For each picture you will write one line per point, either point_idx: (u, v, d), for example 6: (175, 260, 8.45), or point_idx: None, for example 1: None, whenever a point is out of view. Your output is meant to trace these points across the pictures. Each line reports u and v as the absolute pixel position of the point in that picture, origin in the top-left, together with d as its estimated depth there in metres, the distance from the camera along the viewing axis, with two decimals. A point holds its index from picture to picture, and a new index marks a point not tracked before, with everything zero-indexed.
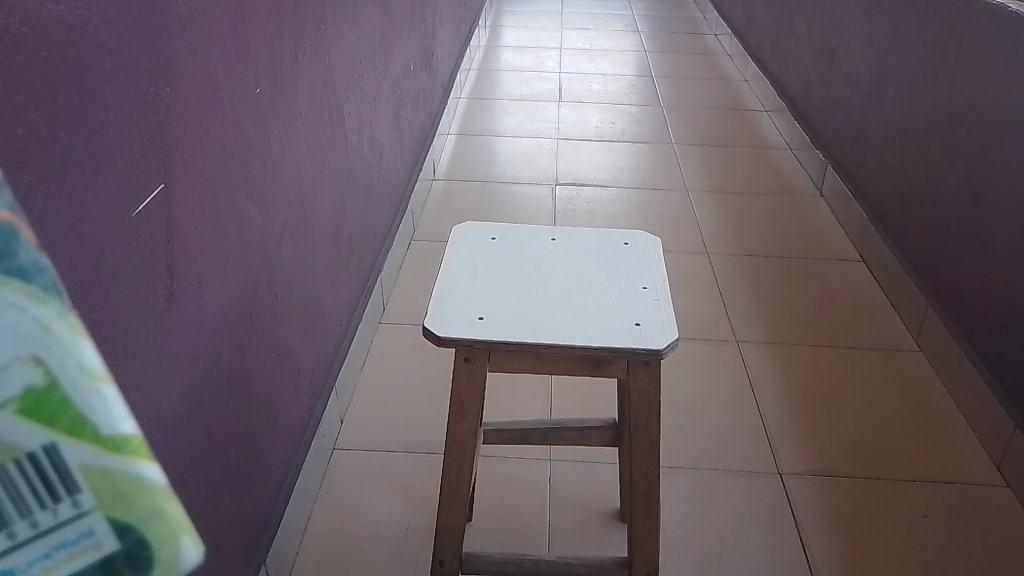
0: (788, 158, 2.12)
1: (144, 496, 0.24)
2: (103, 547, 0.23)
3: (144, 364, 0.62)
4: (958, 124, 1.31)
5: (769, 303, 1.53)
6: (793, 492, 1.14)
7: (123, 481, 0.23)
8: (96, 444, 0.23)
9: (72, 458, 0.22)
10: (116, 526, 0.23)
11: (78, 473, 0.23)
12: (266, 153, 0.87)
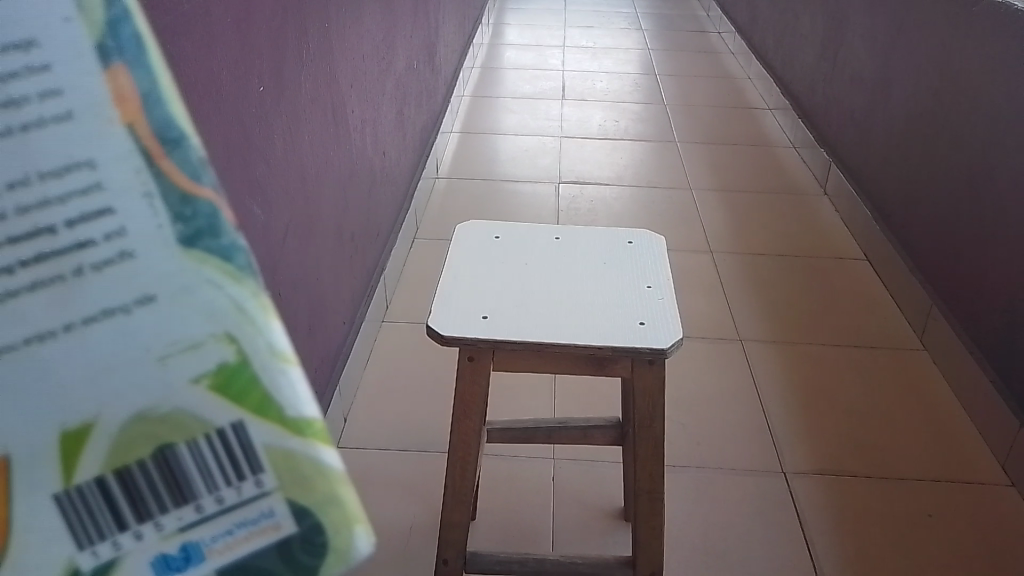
0: (791, 156, 2.12)
1: (325, 483, 0.21)
2: (283, 529, 0.21)
3: None
4: (963, 122, 1.31)
5: (773, 302, 1.53)
6: (797, 492, 1.14)
7: (303, 464, 0.21)
8: (279, 423, 0.21)
9: (256, 435, 0.21)
10: (295, 509, 0.21)
11: (260, 451, 0.21)
12: (269, 152, 0.87)
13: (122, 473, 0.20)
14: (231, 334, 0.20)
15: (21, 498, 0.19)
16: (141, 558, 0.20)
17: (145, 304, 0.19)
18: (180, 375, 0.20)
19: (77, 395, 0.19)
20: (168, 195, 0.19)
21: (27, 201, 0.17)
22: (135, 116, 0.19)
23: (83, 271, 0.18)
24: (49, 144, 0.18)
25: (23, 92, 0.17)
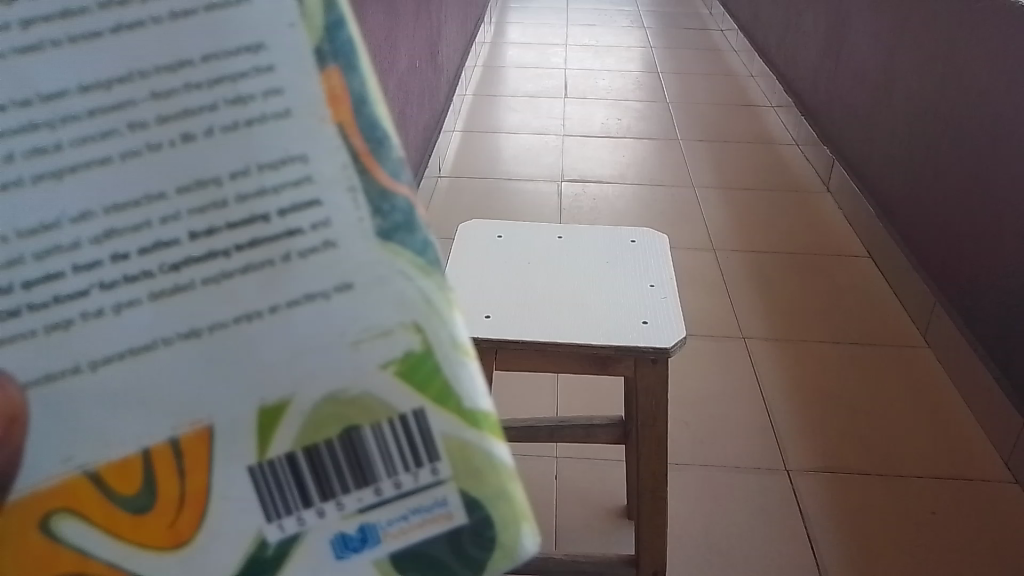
0: (794, 154, 2.12)
1: (495, 477, 0.23)
2: (454, 520, 0.23)
3: None
4: (966, 120, 1.30)
5: (776, 299, 1.53)
6: (800, 489, 1.14)
7: (476, 456, 0.23)
8: (457, 415, 0.23)
9: (436, 425, 0.22)
10: (467, 501, 0.23)
11: (440, 441, 0.23)
12: None
13: (315, 450, 0.22)
14: (419, 325, 0.22)
15: (223, 465, 0.22)
16: (325, 530, 0.23)
17: (342, 292, 0.21)
18: (372, 360, 0.22)
19: (285, 372, 0.21)
20: (369, 194, 0.21)
21: (251, 192, 0.20)
22: (352, 135, 0.21)
23: (290, 257, 0.21)
24: (274, 144, 0.20)
25: (250, 91, 0.20)
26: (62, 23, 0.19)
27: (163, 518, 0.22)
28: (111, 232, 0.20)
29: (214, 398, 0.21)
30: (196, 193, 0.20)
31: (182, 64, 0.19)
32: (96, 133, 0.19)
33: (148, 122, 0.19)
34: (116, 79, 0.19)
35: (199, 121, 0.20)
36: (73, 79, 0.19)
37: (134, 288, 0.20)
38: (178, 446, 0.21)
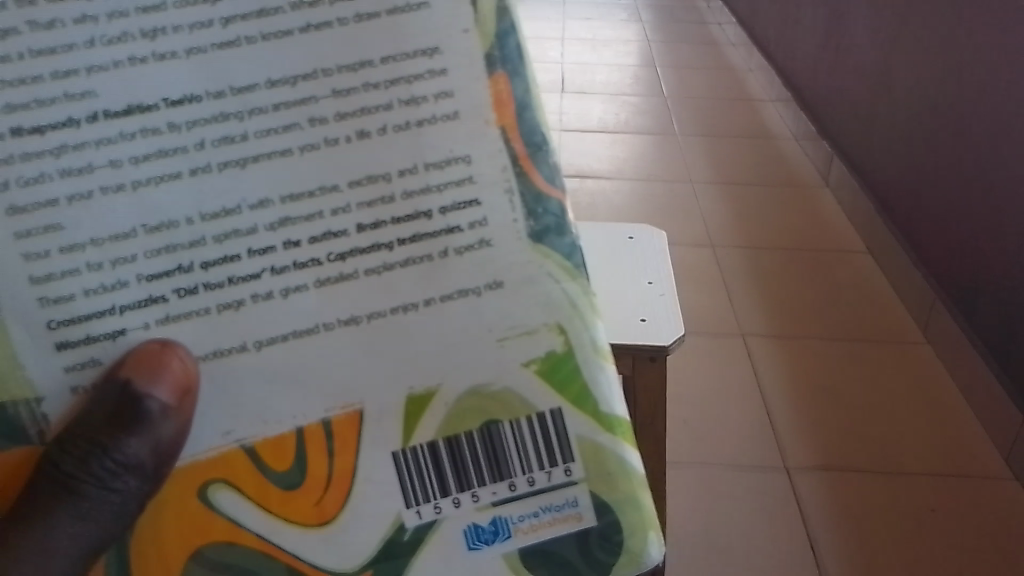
0: (793, 149, 2.10)
1: (624, 481, 0.37)
2: (584, 521, 0.37)
3: None
4: (965, 116, 1.29)
5: (775, 296, 1.52)
6: (800, 487, 1.14)
7: (608, 458, 0.37)
8: (592, 423, 0.36)
9: (573, 427, 0.36)
10: (596, 501, 0.37)
11: (577, 442, 0.36)
12: None
13: (456, 442, 0.36)
14: (561, 328, 0.36)
15: (367, 447, 0.36)
16: (461, 519, 0.37)
17: (491, 288, 0.35)
18: (516, 358, 0.36)
19: (440, 370, 0.35)
20: (526, 193, 0.35)
21: (417, 190, 0.34)
22: (513, 135, 0.34)
23: (447, 253, 0.35)
24: (447, 148, 0.34)
25: (423, 94, 0.33)
26: (258, 20, 0.32)
27: (303, 493, 0.36)
28: (286, 221, 0.34)
29: (372, 391, 0.35)
30: (367, 184, 0.34)
31: (363, 66, 0.33)
32: (278, 125, 0.33)
33: (322, 112, 0.33)
34: (301, 78, 0.32)
35: (375, 118, 0.33)
36: (265, 78, 0.32)
37: (299, 273, 0.34)
38: (329, 427, 0.35)
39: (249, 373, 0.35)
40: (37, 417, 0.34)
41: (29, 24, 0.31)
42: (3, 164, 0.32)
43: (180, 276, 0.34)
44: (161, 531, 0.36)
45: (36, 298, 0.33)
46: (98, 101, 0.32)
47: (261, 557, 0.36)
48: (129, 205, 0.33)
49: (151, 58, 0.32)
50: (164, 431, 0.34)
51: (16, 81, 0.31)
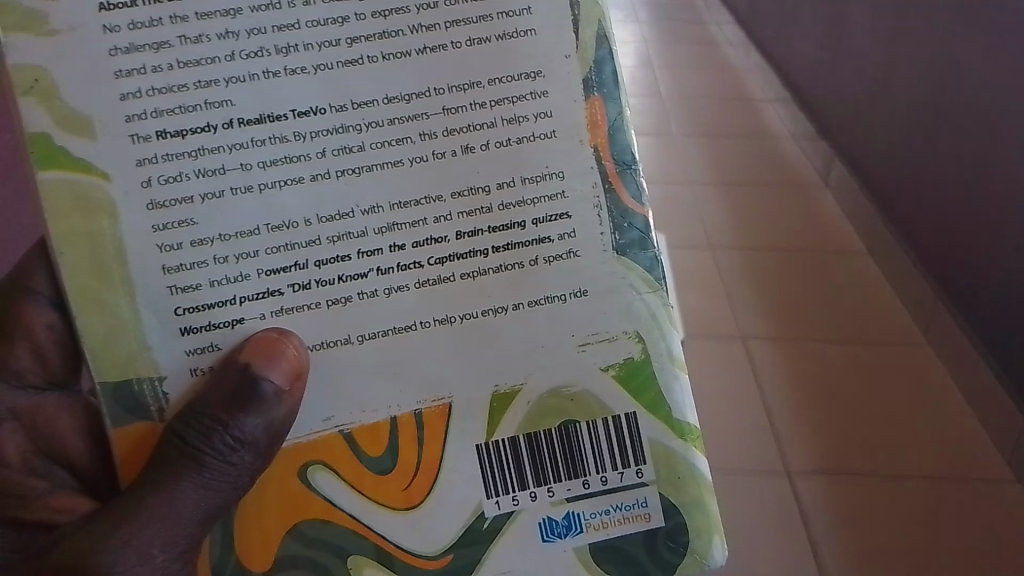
0: (792, 149, 2.08)
1: (692, 485, 0.48)
2: (651, 521, 0.48)
3: None
4: (965, 114, 1.28)
5: (776, 299, 1.50)
6: (802, 494, 1.12)
7: (678, 464, 0.48)
8: (666, 429, 0.47)
9: (649, 430, 0.47)
10: (662, 501, 0.48)
11: (652, 443, 0.47)
12: None
13: (535, 437, 0.46)
14: (639, 339, 0.47)
15: (455, 434, 0.46)
16: (538, 511, 0.47)
17: (579, 294, 0.46)
18: (596, 364, 0.47)
19: (526, 373, 0.46)
20: (613, 207, 0.46)
21: (512, 204, 0.45)
22: (612, 168, 0.46)
23: (540, 260, 0.46)
24: (540, 164, 0.45)
25: (524, 115, 0.44)
26: (382, 43, 0.42)
27: (391, 480, 0.46)
28: (393, 225, 0.44)
29: (458, 388, 0.46)
30: (467, 198, 0.44)
31: (473, 89, 0.43)
32: (395, 135, 0.43)
33: (432, 129, 0.43)
34: (417, 96, 0.43)
35: (482, 134, 0.44)
36: (383, 95, 0.42)
37: (401, 275, 0.44)
38: (423, 416, 0.45)
39: (350, 368, 0.44)
40: (157, 396, 0.43)
41: (179, 38, 0.40)
42: (149, 161, 0.41)
43: (293, 269, 0.43)
44: (266, 503, 0.45)
45: (168, 285, 0.42)
46: (231, 109, 0.41)
47: (351, 534, 0.46)
48: (252, 205, 0.42)
49: (283, 73, 0.42)
50: (276, 413, 0.43)
51: (166, 88, 0.41)
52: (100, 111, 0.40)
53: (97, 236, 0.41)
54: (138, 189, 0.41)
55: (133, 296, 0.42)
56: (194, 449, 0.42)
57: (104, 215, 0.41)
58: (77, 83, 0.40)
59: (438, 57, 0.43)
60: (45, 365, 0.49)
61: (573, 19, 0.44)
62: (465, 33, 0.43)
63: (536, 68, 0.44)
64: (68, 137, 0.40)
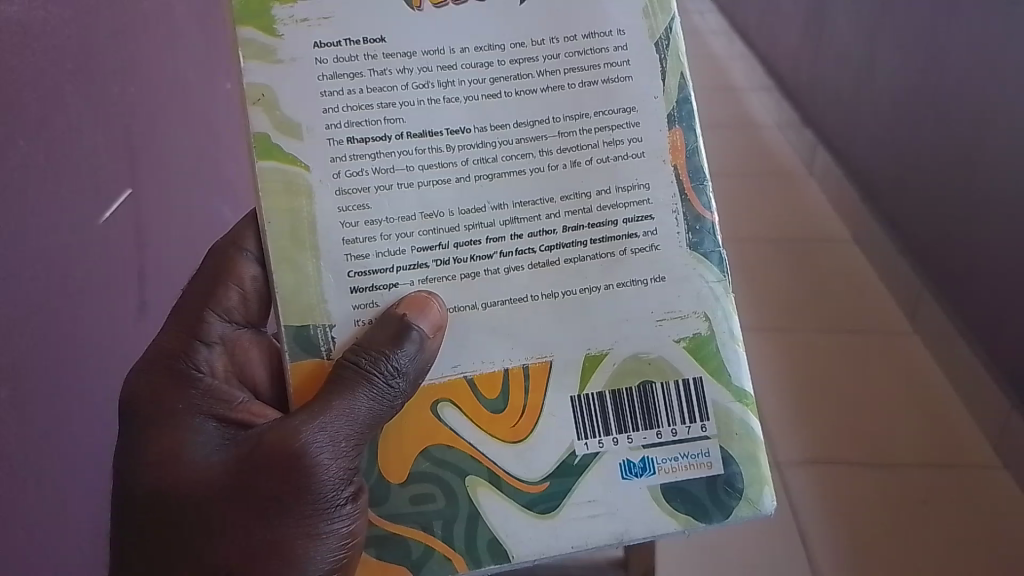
0: (777, 137, 2.09)
1: (747, 442, 0.52)
2: (713, 469, 0.52)
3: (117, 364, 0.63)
4: (948, 105, 1.29)
5: (764, 288, 1.51)
6: (791, 481, 1.13)
7: (736, 422, 0.52)
8: (728, 392, 0.52)
9: (712, 393, 0.52)
10: (724, 456, 0.52)
11: (715, 404, 0.52)
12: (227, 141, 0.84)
13: (618, 394, 0.51)
14: (707, 318, 0.52)
15: (555, 384, 0.51)
16: (619, 454, 0.51)
17: (657, 280, 0.51)
18: (672, 338, 0.52)
19: (612, 339, 0.51)
20: (690, 218, 0.52)
21: (608, 206, 0.51)
22: (688, 185, 0.52)
23: (628, 252, 0.51)
24: (631, 176, 0.51)
25: (620, 137, 0.51)
26: (515, 82, 0.50)
27: (504, 418, 0.51)
28: (516, 219, 0.49)
29: (561, 349, 0.51)
30: (571, 201, 0.50)
31: (583, 116, 0.50)
32: (519, 152, 0.49)
33: (549, 145, 0.50)
34: (539, 122, 0.50)
35: (587, 152, 0.50)
36: (514, 120, 0.49)
37: (519, 257, 0.50)
38: (527, 368, 0.51)
39: (479, 329, 0.50)
40: (327, 338, 0.49)
41: (371, 71, 0.48)
42: (340, 158, 0.48)
43: (439, 250, 0.49)
44: (401, 431, 0.50)
45: (345, 252, 0.49)
46: (403, 125, 0.49)
47: (476, 464, 0.50)
48: (411, 197, 0.49)
49: (441, 100, 0.49)
50: (426, 345, 0.48)
51: (356, 106, 0.48)
52: (308, 120, 0.48)
53: (297, 214, 0.48)
54: (330, 178, 0.48)
55: (318, 258, 0.48)
56: (357, 371, 0.48)
57: (301, 196, 0.48)
58: (300, 99, 0.48)
59: (560, 95, 0.50)
60: (245, 309, 0.55)
61: (662, 71, 0.51)
62: (578, 78, 0.50)
63: (630, 105, 0.51)
64: (283, 136, 0.48)
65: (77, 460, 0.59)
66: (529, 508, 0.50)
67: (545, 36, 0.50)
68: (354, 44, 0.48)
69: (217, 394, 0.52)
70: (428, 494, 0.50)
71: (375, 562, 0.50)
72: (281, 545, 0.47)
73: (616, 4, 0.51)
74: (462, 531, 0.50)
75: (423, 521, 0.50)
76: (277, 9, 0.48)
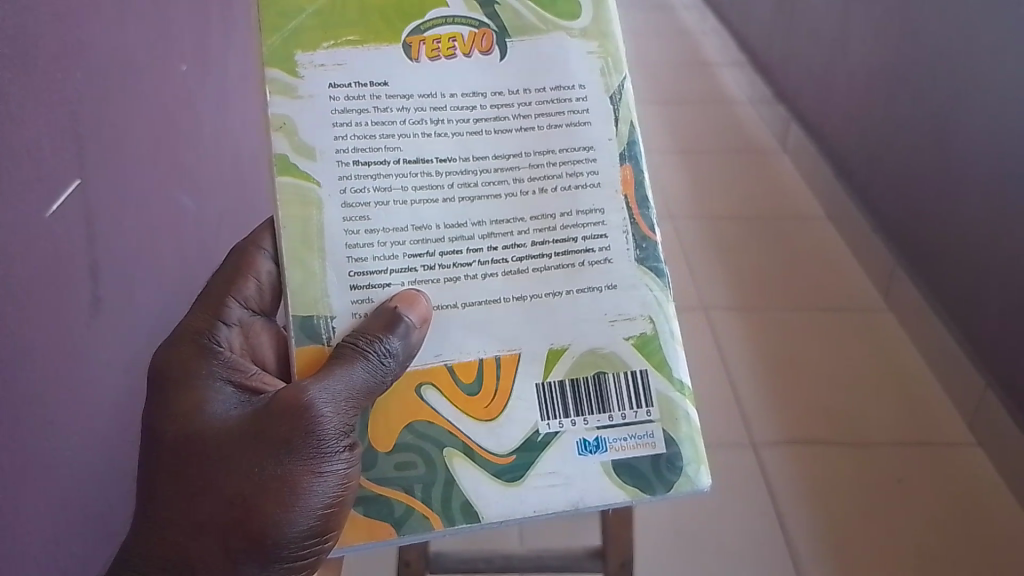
0: (750, 114, 2.07)
1: (686, 426, 0.46)
2: (657, 448, 0.46)
3: (72, 365, 0.59)
4: (925, 80, 1.28)
5: (737, 267, 1.50)
6: (766, 462, 1.12)
7: (677, 408, 0.46)
8: (668, 380, 0.46)
9: (657, 382, 0.46)
10: (667, 437, 0.46)
11: (658, 392, 0.46)
12: (183, 125, 0.80)
13: (577, 382, 0.46)
14: (651, 319, 0.47)
15: (521, 376, 0.45)
16: (575, 433, 0.45)
17: (610, 289, 0.46)
18: (622, 336, 0.46)
19: (571, 335, 0.46)
20: (636, 237, 0.47)
21: (570, 224, 0.46)
22: (634, 207, 0.47)
23: (586, 264, 0.46)
24: (587, 201, 0.46)
25: (582, 169, 0.47)
26: (491, 121, 0.46)
27: (472, 400, 0.45)
28: (492, 234, 0.45)
29: (527, 339, 0.46)
30: (539, 220, 0.46)
31: (549, 151, 0.46)
32: (497, 178, 0.45)
33: (520, 173, 0.46)
34: (514, 155, 0.46)
35: (552, 182, 0.46)
36: (492, 152, 0.45)
37: (492, 265, 0.45)
38: (498, 359, 0.45)
39: (464, 324, 0.45)
40: (329, 328, 0.45)
41: (375, 108, 0.45)
42: (349, 176, 0.44)
43: (425, 259, 0.45)
44: (387, 412, 0.45)
45: (346, 255, 0.44)
46: (399, 153, 0.44)
47: (450, 436, 0.45)
48: (404, 213, 0.44)
49: (429, 134, 0.45)
50: (413, 337, 0.43)
51: (364, 137, 0.44)
52: (320, 142, 0.44)
53: (308, 226, 0.44)
54: (337, 191, 0.44)
55: (324, 257, 0.44)
56: (352, 347, 0.43)
57: (309, 206, 0.44)
58: (316, 121, 0.44)
59: (531, 137, 0.46)
60: (261, 298, 0.52)
61: (613, 119, 0.47)
62: (545, 121, 0.46)
63: (589, 143, 0.47)
64: (303, 159, 0.44)
65: (41, 469, 0.56)
66: (496, 477, 0.45)
67: (517, 87, 0.46)
68: (362, 86, 0.45)
69: (233, 364, 0.48)
70: (409, 461, 0.45)
71: (361, 519, 0.45)
72: (284, 489, 0.43)
73: (574, 60, 0.47)
74: (439, 496, 0.44)
75: (405, 483, 0.44)
76: (300, 55, 0.44)
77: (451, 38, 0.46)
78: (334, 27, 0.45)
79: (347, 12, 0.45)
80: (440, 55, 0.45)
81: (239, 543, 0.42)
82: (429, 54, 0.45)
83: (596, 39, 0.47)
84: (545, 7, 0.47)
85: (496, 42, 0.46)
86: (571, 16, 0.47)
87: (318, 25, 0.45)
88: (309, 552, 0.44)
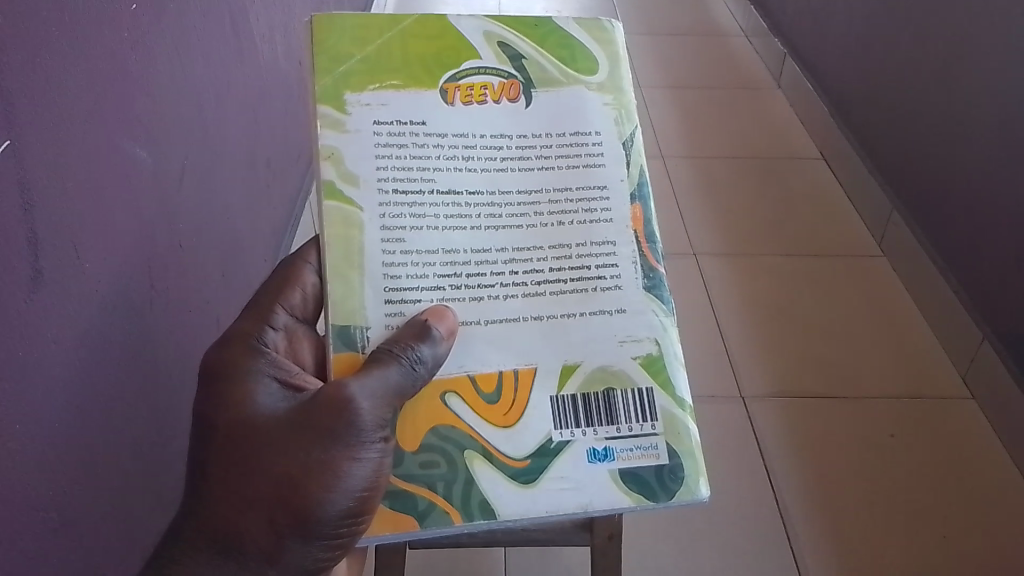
0: (744, 46, 1.99)
1: (683, 441, 0.41)
2: (660, 459, 0.41)
3: (10, 346, 0.54)
4: (933, 15, 1.21)
5: (728, 210, 1.45)
6: (756, 416, 1.09)
7: (679, 424, 0.42)
8: (670, 397, 0.42)
9: (660, 399, 0.42)
10: (670, 450, 0.41)
11: (660, 408, 0.42)
12: (134, 69, 0.73)
13: (588, 400, 0.41)
14: (657, 340, 0.43)
15: (538, 389, 0.41)
16: (584, 442, 0.41)
17: (619, 312, 0.42)
18: (629, 354, 0.42)
19: (583, 352, 0.42)
20: (643, 267, 0.43)
21: (585, 254, 0.43)
22: (642, 240, 0.43)
23: (598, 289, 0.43)
24: (600, 233, 0.43)
25: (596, 206, 0.44)
26: (514, 159, 0.43)
27: (495, 408, 0.41)
28: (513, 262, 0.42)
29: (545, 354, 0.41)
30: (557, 248, 0.42)
31: (567, 188, 0.43)
32: (518, 212, 0.43)
33: (540, 207, 0.43)
34: (535, 190, 0.43)
35: (568, 216, 0.43)
36: (515, 187, 0.43)
37: (513, 288, 0.42)
38: (516, 372, 0.41)
39: (491, 339, 0.41)
40: (364, 338, 0.41)
41: (414, 143, 0.42)
42: (388, 205, 0.41)
43: (453, 279, 0.41)
44: (412, 416, 0.41)
45: (383, 271, 0.41)
46: (434, 185, 0.42)
47: (470, 438, 0.40)
48: (434, 237, 0.41)
49: (453, 168, 0.42)
50: (440, 348, 0.39)
51: (400, 168, 0.42)
52: (363, 171, 0.41)
53: (350, 246, 0.40)
54: (377, 214, 0.41)
55: (364, 274, 0.40)
56: (381, 352, 0.40)
57: (352, 227, 0.41)
58: (363, 150, 0.42)
59: (553, 175, 0.43)
60: (306, 307, 0.48)
61: (625, 163, 0.44)
62: (564, 161, 0.44)
63: (602, 183, 0.44)
64: (349, 186, 0.41)
65: None
66: (511, 479, 0.40)
67: (533, 130, 0.44)
68: (403, 124, 0.43)
69: (280, 363, 0.44)
70: (433, 459, 0.40)
71: (387, 512, 0.40)
72: (328, 473, 0.40)
73: (590, 112, 0.45)
74: (460, 493, 0.40)
75: (429, 480, 0.40)
76: (349, 94, 0.42)
77: (483, 86, 0.44)
78: (380, 71, 0.43)
79: (392, 61, 0.44)
80: (472, 101, 0.44)
81: (285, 517, 0.39)
82: (463, 100, 0.44)
83: (610, 93, 0.46)
84: (567, 63, 0.46)
85: (522, 92, 0.45)
86: (590, 71, 0.46)
87: (364, 68, 0.43)
88: (345, 531, 0.40)
